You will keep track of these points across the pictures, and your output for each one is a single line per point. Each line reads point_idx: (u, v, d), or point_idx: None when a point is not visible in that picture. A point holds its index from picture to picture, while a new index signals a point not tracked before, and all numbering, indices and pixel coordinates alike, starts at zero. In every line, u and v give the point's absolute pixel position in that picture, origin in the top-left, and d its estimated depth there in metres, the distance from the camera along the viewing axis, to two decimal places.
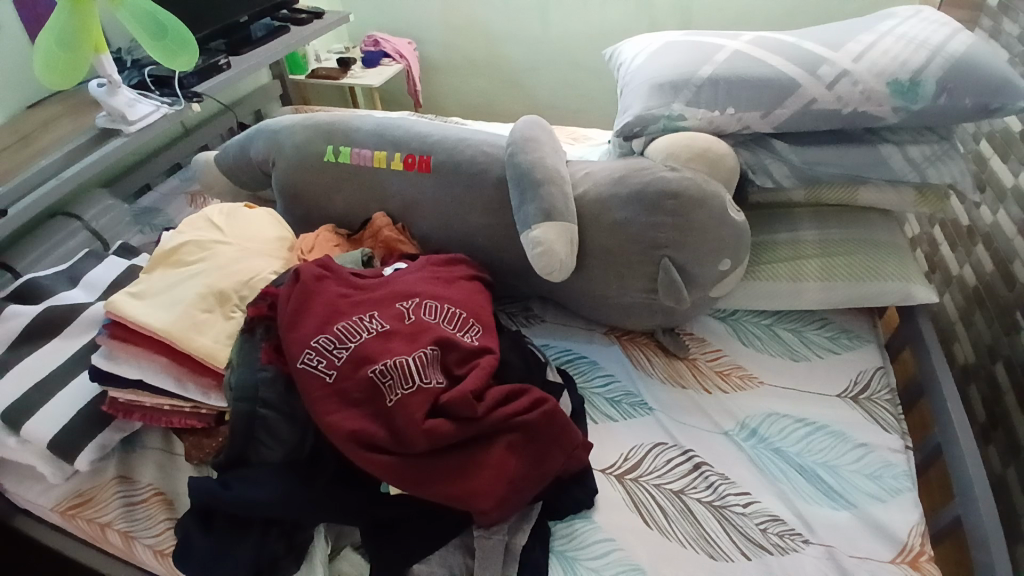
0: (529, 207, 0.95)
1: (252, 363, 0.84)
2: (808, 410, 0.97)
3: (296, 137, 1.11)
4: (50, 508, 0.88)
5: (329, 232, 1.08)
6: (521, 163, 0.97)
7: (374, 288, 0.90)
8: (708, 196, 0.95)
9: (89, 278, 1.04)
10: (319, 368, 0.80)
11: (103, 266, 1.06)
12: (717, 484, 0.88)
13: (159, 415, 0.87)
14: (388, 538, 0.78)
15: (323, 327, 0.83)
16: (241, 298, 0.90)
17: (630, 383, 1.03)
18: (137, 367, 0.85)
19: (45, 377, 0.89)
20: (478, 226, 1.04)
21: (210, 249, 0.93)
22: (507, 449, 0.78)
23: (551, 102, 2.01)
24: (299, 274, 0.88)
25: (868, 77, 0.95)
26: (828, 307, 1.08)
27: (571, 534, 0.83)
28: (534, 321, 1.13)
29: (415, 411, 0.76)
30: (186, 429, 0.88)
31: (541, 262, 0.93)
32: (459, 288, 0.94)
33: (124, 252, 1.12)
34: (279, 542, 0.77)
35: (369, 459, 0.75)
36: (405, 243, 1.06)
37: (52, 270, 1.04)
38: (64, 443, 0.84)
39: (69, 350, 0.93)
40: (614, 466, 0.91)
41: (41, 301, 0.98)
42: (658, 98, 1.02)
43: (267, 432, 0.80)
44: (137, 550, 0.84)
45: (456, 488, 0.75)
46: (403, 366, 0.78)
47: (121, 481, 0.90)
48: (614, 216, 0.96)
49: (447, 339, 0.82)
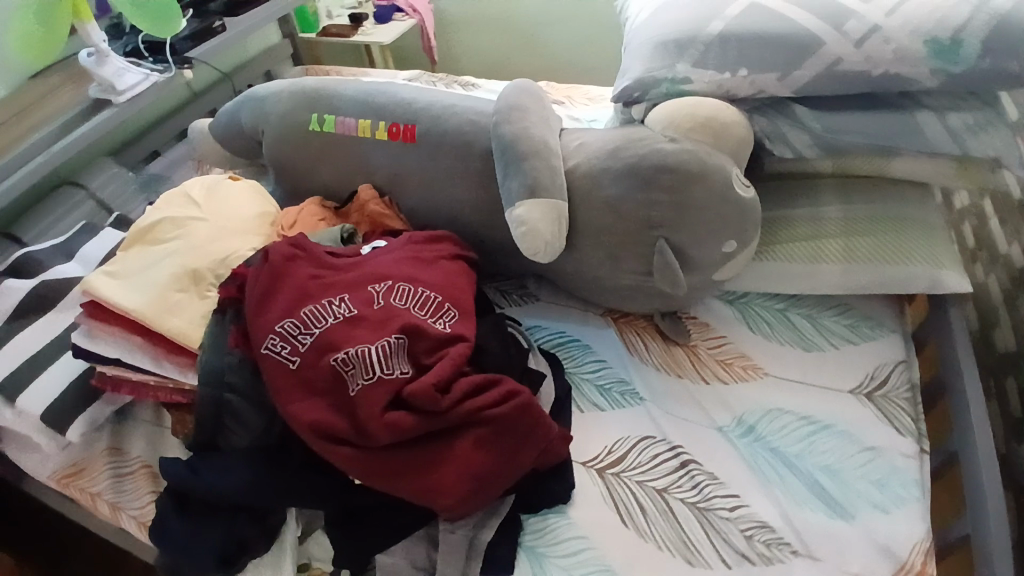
0: (512, 182, 0.88)
1: (220, 346, 0.82)
2: (814, 407, 0.90)
3: (282, 105, 1.07)
4: (47, 478, 0.92)
5: (316, 206, 1.04)
6: (505, 134, 0.90)
7: (348, 271, 0.86)
8: (710, 170, 0.85)
9: (83, 252, 1.04)
10: (283, 354, 0.77)
11: (97, 240, 1.06)
12: (704, 484, 0.83)
13: (143, 389, 0.87)
14: (354, 525, 0.77)
15: (290, 311, 0.80)
16: (216, 276, 0.88)
17: (623, 370, 0.97)
18: (116, 345, 0.84)
19: (36, 352, 0.91)
20: (464, 200, 0.99)
21: (186, 225, 0.92)
22: (473, 443, 0.74)
23: (572, 59, 1.88)
24: (269, 253, 0.85)
25: (902, 34, 0.82)
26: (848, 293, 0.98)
27: (542, 530, 0.81)
28: (528, 301, 1.08)
29: (376, 403, 0.73)
30: (169, 403, 0.89)
31: (525, 242, 0.87)
32: (439, 270, 0.90)
33: (120, 224, 1.12)
34: (248, 524, 0.78)
35: (330, 450, 0.73)
36: (391, 219, 1.01)
37: (48, 243, 1.05)
38: (54, 417, 0.87)
39: (60, 326, 0.95)
40: (596, 458, 0.87)
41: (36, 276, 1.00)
42: (660, 58, 0.91)
43: (233, 416, 0.79)
44: (125, 522, 0.87)
45: (419, 483, 0.73)
46: (366, 355, 0.75)
47: (111, 453, 0.93)
48: (606, 192, 0.88)
49: (416, 326, 0.78)
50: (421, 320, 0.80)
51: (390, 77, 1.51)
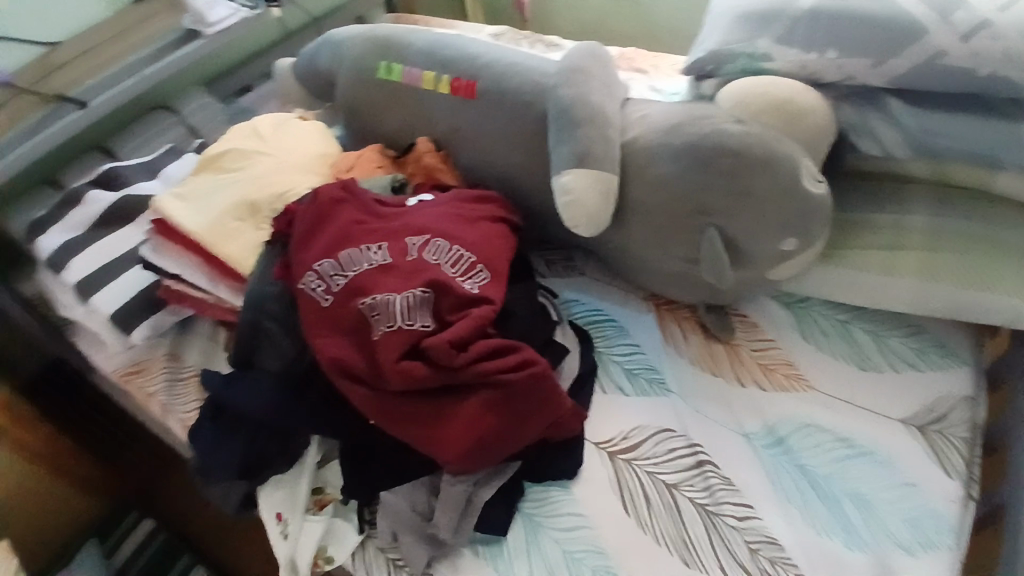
0: (562, 149, 0.85)
1: (265, 276, 0.87)
2: (855, 429, 0.84)
3: (356, 50, 1.09)
4: (112, 372, 1.02)
5: (375, 152, 1.07)
6: (562, 99, 0.87)
7: (391, 220, 0.88)
8: (777, 159, 0.78)
9: (166, 172, 1.11)
10: (318, 292, 0.81)
11: (179, 162, 1.13)
12: (716, 488, 0.80)
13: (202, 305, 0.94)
14: (365, 462, 0.81)
15: (330, 251, 0.83)
16: (273, 212, 0.92)
17: (656, 358, 0.93)
18: (177, 262, 0.91)
19: (113, 259, 1.00)
20: (517, 163, 0.97)
21: (251, 158, 0.97)
22: (483, 405, 0.75)
23: (671, 25, 1.77)
24: (320, 193, 0.88)
25: (1014, 31, 0.71)
26: (919, 313, 0.89)
27: (543, 501, 0.81)
28: (572, 273, 1.06)
29: (393, 351, 0.75)
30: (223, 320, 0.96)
31: (568, 213, 0.85)
32: (479, 231, 0.89)
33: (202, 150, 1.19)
34: (271, 443, 0.83)
35: (348, 389, 0.76)
36: (445, 172, 1.02)
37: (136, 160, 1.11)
38: (122, 319, 0.96)
39: (136, 238, 1.03)
40: (610, 442, 0.85)
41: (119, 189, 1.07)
42: (741, 30, 0.85)
43: (269, 342, 0.85)
44: (172, 422, 0.96)
45: (425, 433, 0.75)
46: (391, 303, 0.77)
47: (169, 359, 1.02)
48: (661, 169, 0.83)
49: (443, 282, 0.79)
50: (450, 277, 0.81)
51: (473, 30, 1.49)
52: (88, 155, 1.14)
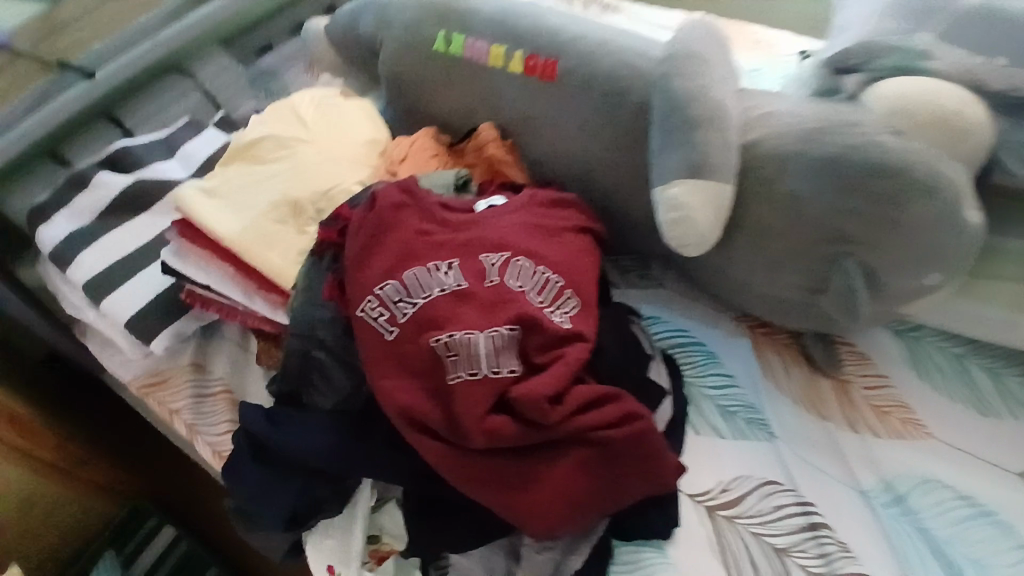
0: (672, 155, 0.71)
1: (314, 294, 0.73)
2: (975, 485, 0.74)
3: (407, 14, 0.92)
4: (129, 382, 0.89)
5: (428, 138, 0.92)
6: (676, 90, 0.71)
7: (460, 231, 0.74)
8: (941, 184, 0.65)
9: (186, 149, 0.95)
10: (380, 322, 0.68)
11: (201, 139, 0.97)
12: (833, 555, 0.70)
13: (234, 313, 0.82)
14: (433, 517, 0.70)
15: (392, 271, 0.70)
16: (316, 211, 0.79)
17: (754, 394, 0.82)
18: (206, 272, 0.77)
19: (126, 256, 0.86)
20: (603, 161, 0.83)
21: (290, 145, 0.83)
22: (578, 466, 0.64)
23: None
24: (378, 197, 0.74)
25: None
26: None
27: (634, 564, 0.71)
28: (650, 286, 0.94)
29: (476, 402, 0.63)
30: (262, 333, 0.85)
31: (674, 232, 0.72)
32: (563, 248, 0.76)
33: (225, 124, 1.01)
34: (323, 489, 0.72)
35: (418, 442, 0.65)
36: (510, 166, 0.89)
37: (151, 135, 0.96)
38: (139, 329, 0.82)
39: (152, 229, 0.88)
40: (708, 495, 0.75)
41: (131, 171, 0.91)
42: (899, 24, 0.76)
43: (322, 375, 0.72)
44: (200, 446, 0.84)
45: (511, 497, 0.63)
46: (471, 343, 0.64)
47: (195, 369, 0.88)
48: (790, 185, 0.70)
49: (531, 317, 0.66)
50: (537, 308, 0.68)
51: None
52: (94, 124, 0.97)
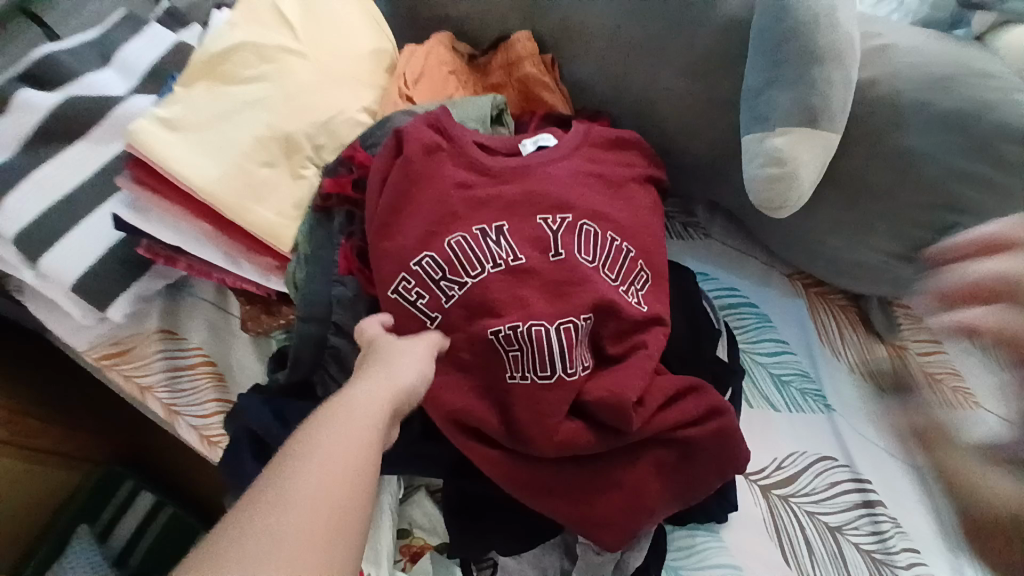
0: (783, 91, 0.57)
1: (325, 263, 0.58)
2: None
3: None
4: (81, 351, 0.73)
5: (445, 49, 0.74)
6: (796, 6, 0.56)
7: (510, 183, 0.59)
8: None
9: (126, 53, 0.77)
10: (418, 306, 0.55)
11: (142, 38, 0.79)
12: (886, 531, 0.67)
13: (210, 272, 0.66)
14: (477, 519, 0.61)
15: (429, 239, 0.56)
16: (315, 146, 0.63)
17: (808, 362, 0.77)
18: (174, 229, 0.61)
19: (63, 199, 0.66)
20: (670, 92, 0.68)
21: (274, 60, 0.64)
22: (652, 470, 0.57)
23: None
24: (403, 140, 0.59)
25: None
26: None
27: (689, 550, 0.67)
28: (697, 235, 0.83)
29: (548, 407, 0.53)
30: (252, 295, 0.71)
31: (766, 188, 0.60)
32: (629, 208, 0.63)
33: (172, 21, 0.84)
34: None
35: (472, 449, 0.54)
36: (550, 90, 0.72)
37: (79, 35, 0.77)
38: (91, 290, 0.64)
39: (90, 162, 0.69)
40: (762, 473, 0.71)
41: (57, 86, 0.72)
42: None
43: (340, 365, 0.58)
44: (183, 428, 0.72)
45: (582, 509, 0.55)
46: (538, 336, 0.53)
47: (165, 336, 0.74)
48: (907, 139, 0.60)
49: (608, 303, 0.55)
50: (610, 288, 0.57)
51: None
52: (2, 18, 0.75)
